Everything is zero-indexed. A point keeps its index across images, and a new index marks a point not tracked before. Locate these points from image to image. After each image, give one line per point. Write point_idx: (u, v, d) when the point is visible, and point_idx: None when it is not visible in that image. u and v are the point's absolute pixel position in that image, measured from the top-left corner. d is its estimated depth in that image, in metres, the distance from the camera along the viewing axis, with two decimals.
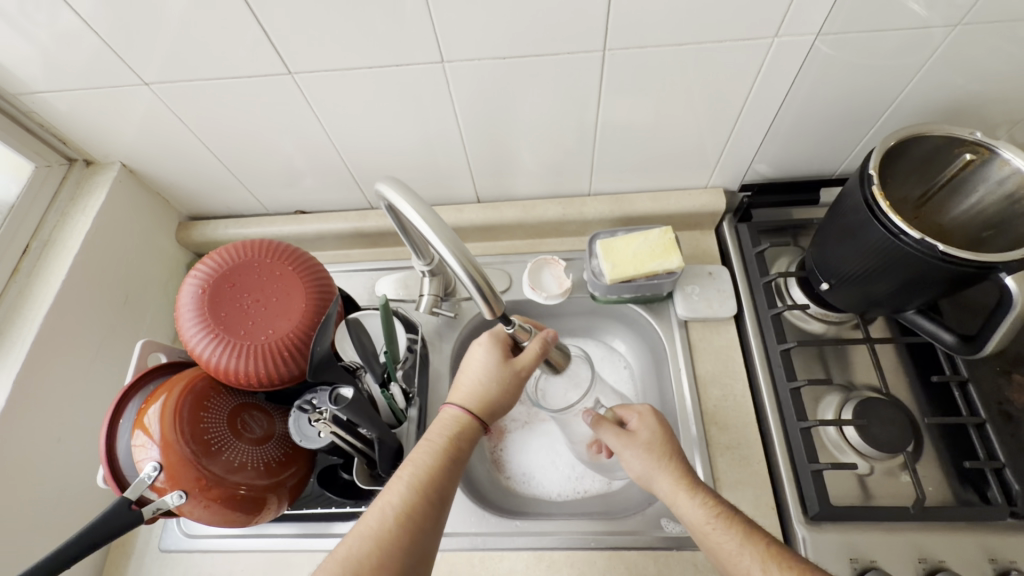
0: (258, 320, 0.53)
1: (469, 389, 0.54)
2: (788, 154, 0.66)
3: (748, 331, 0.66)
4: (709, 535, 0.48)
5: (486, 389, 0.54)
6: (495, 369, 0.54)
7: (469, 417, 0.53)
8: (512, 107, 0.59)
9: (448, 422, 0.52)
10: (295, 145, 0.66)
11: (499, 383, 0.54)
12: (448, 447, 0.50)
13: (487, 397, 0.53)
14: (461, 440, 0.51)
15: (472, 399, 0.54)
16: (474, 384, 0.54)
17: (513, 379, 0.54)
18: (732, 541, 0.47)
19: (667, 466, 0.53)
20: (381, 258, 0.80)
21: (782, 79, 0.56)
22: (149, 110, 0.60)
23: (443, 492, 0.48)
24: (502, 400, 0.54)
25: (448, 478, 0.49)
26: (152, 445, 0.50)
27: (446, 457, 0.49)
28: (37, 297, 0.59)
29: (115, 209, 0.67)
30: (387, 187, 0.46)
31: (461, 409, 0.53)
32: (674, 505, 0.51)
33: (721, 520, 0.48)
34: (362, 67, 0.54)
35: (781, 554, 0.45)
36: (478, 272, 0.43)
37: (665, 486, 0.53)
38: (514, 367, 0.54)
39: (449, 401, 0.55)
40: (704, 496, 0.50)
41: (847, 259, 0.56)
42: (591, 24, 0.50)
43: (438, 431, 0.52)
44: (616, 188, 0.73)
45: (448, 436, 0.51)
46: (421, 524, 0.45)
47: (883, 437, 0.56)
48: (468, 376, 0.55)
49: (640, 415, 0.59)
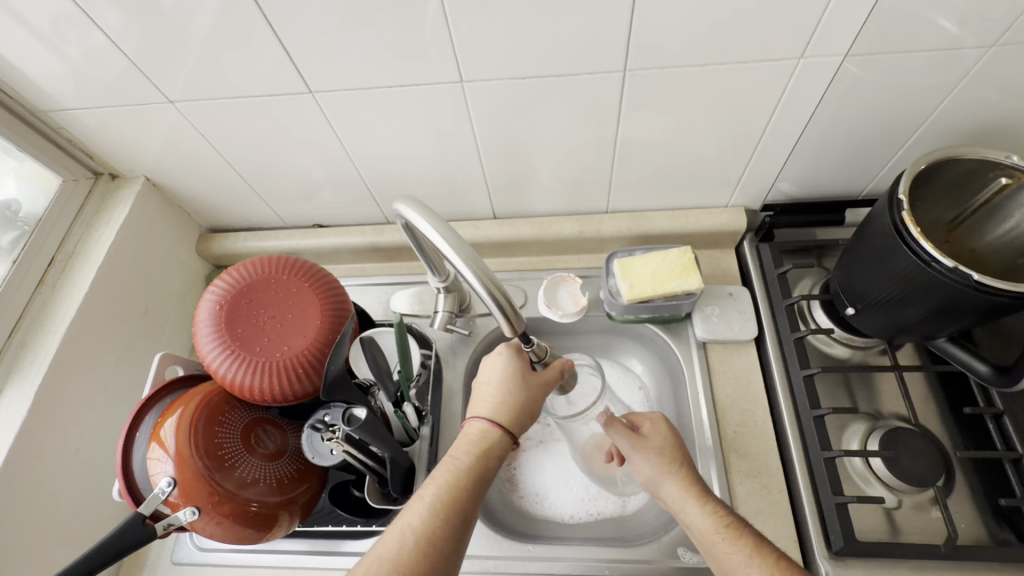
0: (274, 336, 0.53)
1: (494, 400, 0.53)
2: (814, 174, 0.65)
3: (770, 355, 0.64)
4: (716, 544, 0.47)
5: (512, 403, 0.52)
6: (521, 378, 0.53)
7: (498, 431, 0.51)
8: (529, 124, 0.59)
9: (474, 436, 0.51)
10: (313, 159, 0.66)
11: (526, 391, 0.53)
12: (474, 456, 0.49)
13: (515, 406, 0.52)
14: (490, 453, 0.50)
15: (499, 411, 0.52)
16: (499, 395, 0.53)
17: (540, 387, 0.54)
18: (737, 549, 0.46)
19: (677, 473, 0.53)
20: (396, 273, 0.80)
21: (808, 99, 0.54)
22: (173, 126, 0.61)
23: (465, 510, 0.47)
24: (532, 409, 0.53)
25: (472, 499, 0.47)
26: (167, 459, 0.51)
27: (470, 475, 0.48)
28: (60, 309, 0.60)
29: (139, 221, 0.68)
30: (404, 207, 0.46)
31: (489, 422, 0.52)
32: (680, 511, 0.51)
33: (735, 532, 0.47)
34: (381, 86, 0.54)
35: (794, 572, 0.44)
36: (500, 291, 0.42)
37: (672, 493, 0.52)
38: (538, 378, 0.54)
39: (475, 414, 0.53)
40: (714, 505, 0.50)
41: (875, 284, 0.55)
42: (611, 45, 0.49)
43: (464, 449, 0.50)
44: (634, 206, 0.72)
45: (471, 451, 0.50)
46: (440, 548, 0.44)
47: (913, 470, 0.54)
48: (491, 386, 0.54)
49: (653, 424, 0.57)
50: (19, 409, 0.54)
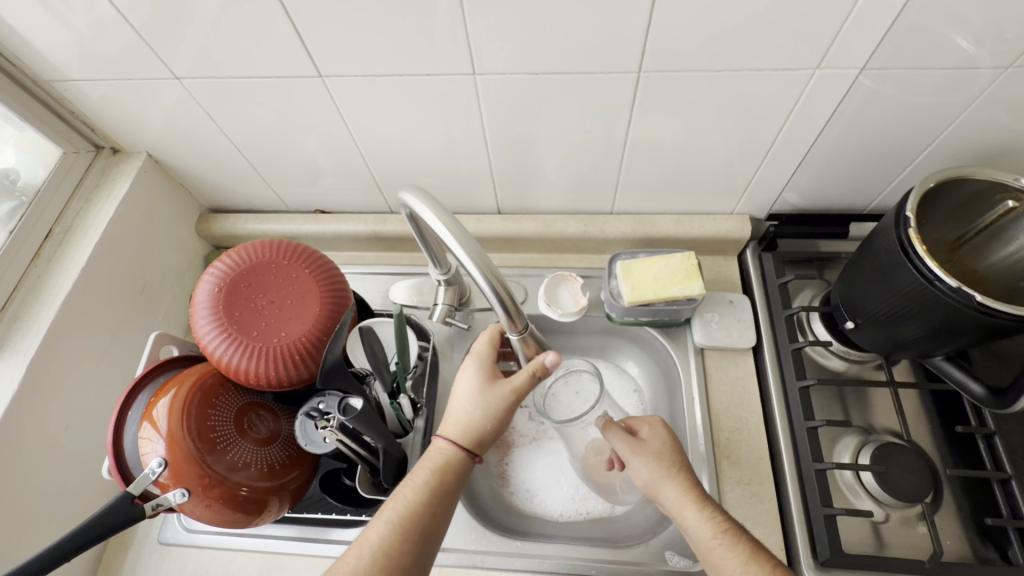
0: (272, 321, 0.53)
1: (457, 420, 0.53)
2: (820, 186, 0.64)
3: (766, 364, 0.64)
4: (713, 549, 0.48)
5: (475, 422, 0.52)
6: (481, 396, 0.53)
7: (458, 451, 0.51)
8: (540, 121, 0.58)
9: (434, 456, 0.51)
10: (318, 144, 0.65)
11: (488, 410, 0.53)
12: (433, 477, 0.49)
13: (474, 427, 0.52)
14: (451, 475, 0.50)
15: (460, 432, 0.52)
16: (462, 416, 0.53)
17: (501, 402, 0.52)
18: (734, 554, 0.46)
19: (677, 477, 0.53)
20: (396, 262, 0.79)
21: (821, 111, 0.54)
22: (178, 102, 0.60)
23: (427, 526, 0.47)
24: (494, 426, 0.53)
25: (435, 515, 0.48)
26: (158, 439, 0.51)
27: (430, 494, 0.48)
28: (55, 283, 0.59)
29: (139, 198, 0.67)
30: (410, 196, 0.45)
31: (449, 442, 0.52)
32: (679, 515, 0.51)
33: (733, 538, 0.48)
34: (391, 75, 0.54)
35: None
36: (502, 286, 0.42)
37: (672, 497, 0.52)
38: (499, 392, 0.53)
39: (439, 433, 0.53)
40: (713, 511, 0.50)
41: (877, 299, 0.55)
42: (627, 47, 0.49)
43: (422, 471, 0.50)
44: (640, 208, 0.72)
45: (430, 470, 0.50)
46: (401, 567, 0.45)
47: (901, 485, 0.55)
48: (456, 406, 0.54)
49: (652, 429, 0.57)
50: (10, 382, 0.54)
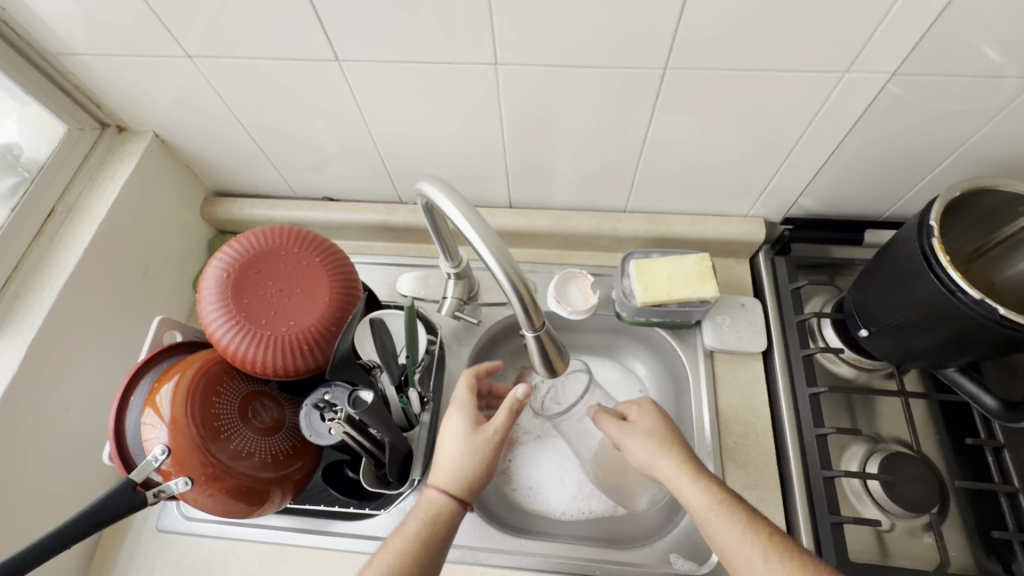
0: (281, 310, 0.52)
1: (446, 467, 0.52)
2: (838, 191, 0.64)
3: (776, 369, 0.64)
4: (711, 521, 0.48)
5: (466, 469, 0.51)
6: (467, 442, 0.53)
7: (449, 499, 0.50)
8: (560, 115, 0.57)
9: (423, 509, 0.50)
10: (330, 129, 0.64)
11: (475, 455, 0.52)
12: (421, 531, 0.48)
13: (464, 474, 0.51)
14: (443, 527, 0.49)
15: (451, 480, 0.51)
16: (450, 463, 0.52)
17: (486, 445, 0.53)
18: (733, 523, 0.47)
19: (671, 452, 0.53)
20: (404, 253, 0.78)
21: (847, 115, 0.53)
22: (188, 81, 0.59)
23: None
24: (484, 472, 0.52)
25: (426, 567, 0.47)
26: (161, 425, 0.50)
27: (422, 544, 0.47)
28: (56, 263, 0.58)
29: (144, 178, 0.65)
30: (430, 187, 0.44)
31: (440, 492, 0.50)
32: (676, 490, 0.51)
33: (732, 507, 0.48)
34: (410, 61, 0.52)
35: (785, 543, 0.45)
36: (523, 283, 0.41)
37: (668, 472, 0.52)
38: (484, 435, 0.53)
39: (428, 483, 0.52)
40: (708, 483, 0.50)
41: (894, 308, 0.54)
42: (654, 42, 0.48)
43: (410, 526, 0.49)
44: (654, 207, 0.71)
45: (422, 522, 0.49)
46: None
47: (910, 496, 0.55)
48: (442, 456, 0.53)
49: (641, 407, 0.59)
50: (9, 364, 0.52)
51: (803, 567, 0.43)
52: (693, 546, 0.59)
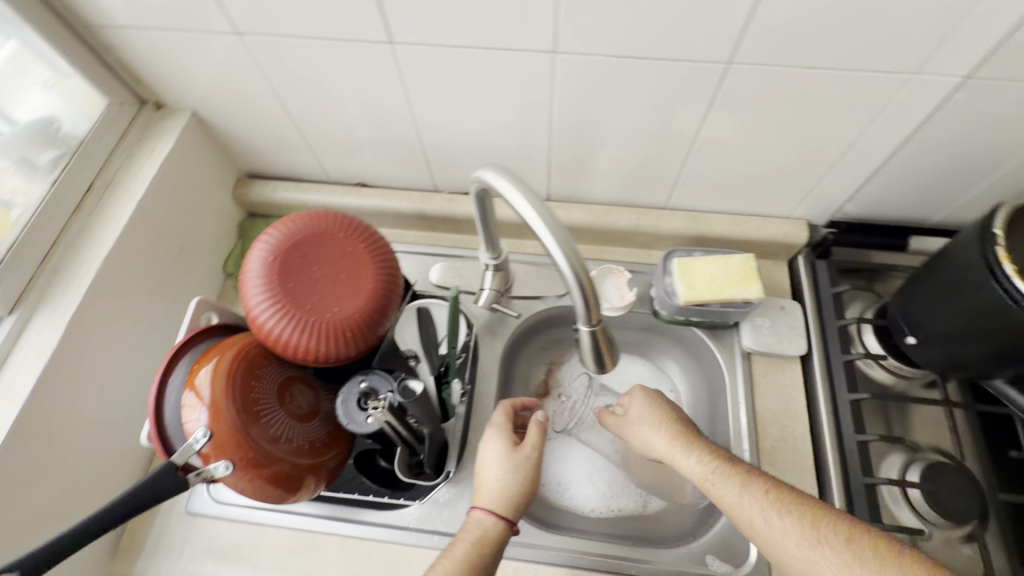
0: (325, 297, 0.51)
1: (490, 488, 0.51)
2: (887, 196, 0.63)
3: (815, 373, 0.63)
4: (709, 486, 0.51)
5: (513, 486, 0.51)
6: (508, 461, 0.52)
7: (497, 519, 0.49)
8: (613, 107, 0.56)
9: (471, 531, 0.49)
10: (374, 113, 0.63)
11: (518, 474, 0.52)
12: (469, 554, 0.47)
13: (509, 493, 0.51)
14: (491, 550, 0.48)
15: (496, 500, 0.50)
16: (494, 483, 0.51)
17: (526, 465, 0.53)
18: (731, 482, 0.50)
19: (664, 428, 0.57)
20: (437, 242, 0.77)
21: (909, 118, 0.52)
22: (233, 60, 0.57)
23: None
24: (527, 491, 0.52)
25: None
26: (201, 408, 0.49)
27: (473, 566, 0.46)
28: (94, 240, 0.57)
29: (181, 157, 0.64)
30: (494, 176, 0.43)
31: (488, 512, 0.49)
32: (674, 462, 0.55)
33: (727, 468, 0.52)
34: (466, 46, 0.51)
35: (782, 494, 0.48)
36: (586, 277, 0.41)
37: (664, 447, 0.56)
38: (523, 454, 0.53)
39: (472, 505, 0.51)
40: (702, 452, 0.54)
41: (947, 317, 0.53)
42: (720, 35, 0.46)
43: (458, 549, 0.47)
44: (695, 205, 0.70)
45: (470, 545, 0.47)
46: None
47: (952, 507, 0.56)
48: (484, 479, 0.52)
49: (632, 396, 0.61)
50: (49, 339, 0.51)
51: (795, 511, 0.47)
52: (729, 548, 0.59)
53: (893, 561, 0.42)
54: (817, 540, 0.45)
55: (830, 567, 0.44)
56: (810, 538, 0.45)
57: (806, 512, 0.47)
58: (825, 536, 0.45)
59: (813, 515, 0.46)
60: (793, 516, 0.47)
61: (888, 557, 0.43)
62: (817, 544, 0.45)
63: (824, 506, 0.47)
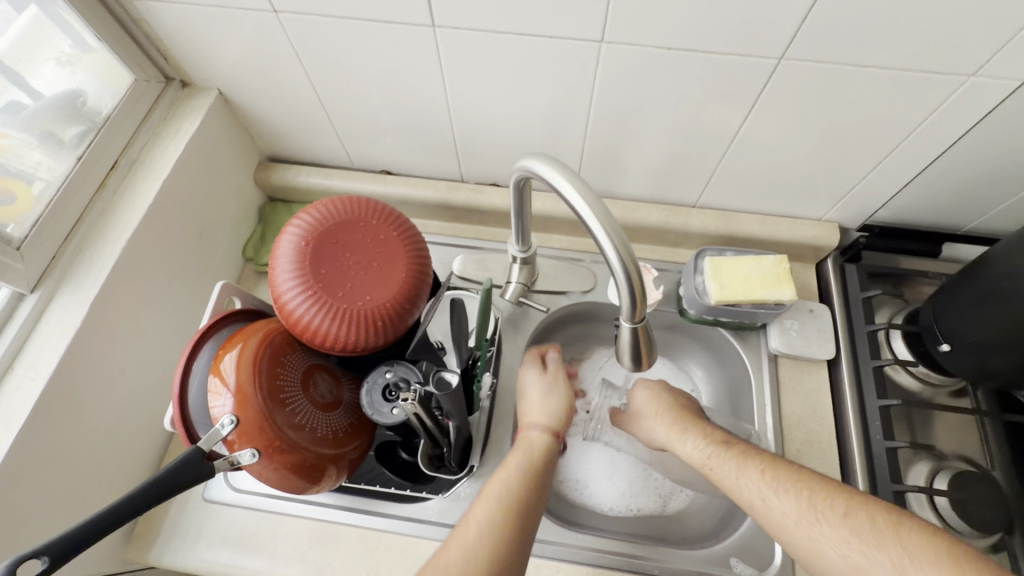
0: (357, 284, 0.50)
1: (536, 412, 0.57)
2: (923, 202, 0.62)
3: (844, 378, 0.63)
4: (708, 466, 0.54)
5: (552, 403, 0.58)
6: (546, 388, 0.59)
7: (546, 436, 0.54)
8: (654, 100, 0.55)
9: (528, 448, 0.52)
10: (407, 100, 0.61)
11: (556, 395, 0.59)
12: (522, 465, 0.50)
13: (554, 412, 0.57)
14: (545, 462, 0.51)
15: (544, 419, 0.56)
16: (540, 407, 0.57)
17: (559, 385, 0.60)
18: (728, 463, 0.52)
19: (660, 416, 0.61)
20: (460, 233, 0.76)
21: (957, 123, 0.51)
22: (267, 39, 0.56)
23: (533, 507, 0.46)
24: (566, 407, 0.58)
25: (537, 498, 0.47)
26: (227, 394, 0.48)
27: (530, 474, 0.49)
28: (119, 218, 0.55)
29: (207, 137, 0.63)
30: (543, 167, 0.42)
31: (539, 429, 0.55)
32: (676, 447, 0.58)
33: (723, 450, 0.54)
34: (511, 33, 0.50)
35: (773, 465, 0.50)
36: (635, 273, 0.40)
37: (664, 434, 0.60)
38: (554, 377, 0.61)
39: (523, 428, 0.56)
40: (699, 437, 0.57)
41: (984, 327, 0.52)
42: (775, 29, 0.45)
43: (511, 461, 0.50)
44: (726, 204, 0.69)
45: (527, 456, 0.51)
46: (517, 539, 0.43)
47: (978, 516, 0.55)
48: (530, 407, 0.58)
49: (634, 392, 0.66)
50: (72, 319, 0.50)
51: (788, 483, 0.48)
52: (753, 551, 0.58)
53: (886, 528, 0.42)
54: (811, 514, 0.45)
55: (828, 537, 0.44)
56: (807, 515, 0.45)
57: (799, 486, 0.47)
58: (822, 511, 0.45)
59: (803, 488, 0.47)
60: (786, 491, 0.47)
61: (886, 525, 0.42)
62: (813, 517, 0.45)
63: (813, 479, 0.47)
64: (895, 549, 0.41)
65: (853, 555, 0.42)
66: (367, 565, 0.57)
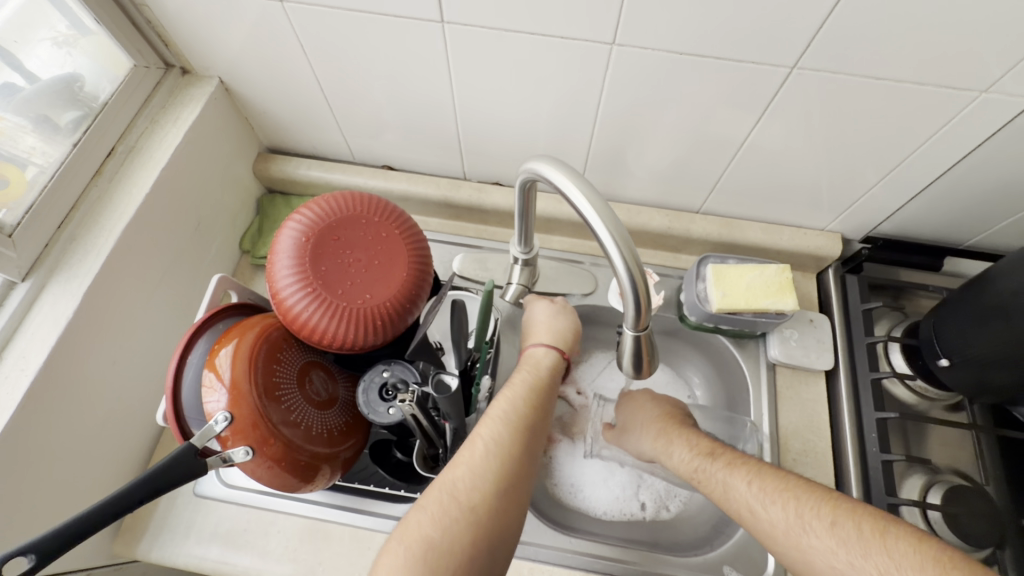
0: (357, 281, 0.49)
1: (545, 330, 0.56)
2: (926, 216, 0.62)
3: (841, 390, 0.63)
4: (697, 471, 0.54)
5: (560, 325, 0.57)
6: (553, 310, 0.58)
7: (552, 354, 0.54)
8: (664, 105, 0.55)
9: (534, 365, 0.52)
10: (412, 96, 0.61)
11: (565, 317, 0.57)
12: (529, 383, 0.50)
13: (561, 331, 0.56)
14: (550, 380, 0.52)
15: (552, 338, 0.55)
16: (549, 326, 0.56)
17: (565, 311, 0.58)
18: (717, 470, 0.52)
19: (646, 427, 0.61)
20: (461, 232, 0.75)
21: (967, 139, 0.51)
22: (271, 29, 0.55)
23: (535, 426, 0.47)
24: (573, 329, 0.57)
25: (539, 418, 0.48)
26: (221, 389, 0.47)
27: (535, 393, 0.49)
28: (115, 207, 0.54)
29: (207, 127, 0.62)
30: (550, 169, 0.41)
31: (547, 348, 0.54)
32: (664, 452, 0.58)
33: (711, 458, 0.54)
34: (521, 32, 0.49)
35: (762, 470, 0.50)
36: (640, 278, 0.39)
37: (650, 443, 0.60)
38: (560, 305, 0.59)
39: (529, 345, 0.55)
40: (687, 441, 0.56)
41: (985, 343, 0.52)
42: (790, 38, 0.45)
43: (518, 379, 0.51)
44: (729, 211, 0.69)
45: (534, 375, 0.51)
46: (519, 459, 0.44)
47: (971, 531, 0.55)
48: (537, 325, 0.57)
49: (622, 408, 0.67)
50: (64, 310, 0.49)
51: (776, 490, 0.48)
52: (746, 560, 0.58)
53: (874, 539, 0.42)
54: (800, 526, 0.45)
55: (817, 545, 0.44)
56: (795, 524, 0.45)
57: (787, 493, 0.47)
58: (809, 519, 0.45)
59: (792, 499, 0.47)
60: (775, 502, 0.47)
61: (874, 535, 0.42)
62: (802, 529, 0.45)
63: (804, 489, 0.47)
64: (883, 560, 0.41)
65: (842, 567, 0.42)
66: (360, 564, 0.57)
